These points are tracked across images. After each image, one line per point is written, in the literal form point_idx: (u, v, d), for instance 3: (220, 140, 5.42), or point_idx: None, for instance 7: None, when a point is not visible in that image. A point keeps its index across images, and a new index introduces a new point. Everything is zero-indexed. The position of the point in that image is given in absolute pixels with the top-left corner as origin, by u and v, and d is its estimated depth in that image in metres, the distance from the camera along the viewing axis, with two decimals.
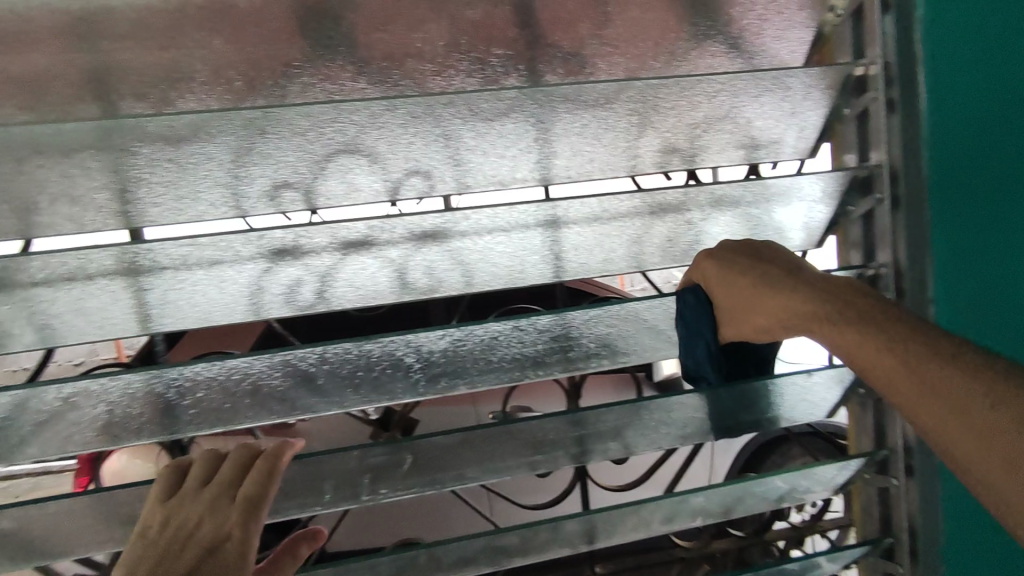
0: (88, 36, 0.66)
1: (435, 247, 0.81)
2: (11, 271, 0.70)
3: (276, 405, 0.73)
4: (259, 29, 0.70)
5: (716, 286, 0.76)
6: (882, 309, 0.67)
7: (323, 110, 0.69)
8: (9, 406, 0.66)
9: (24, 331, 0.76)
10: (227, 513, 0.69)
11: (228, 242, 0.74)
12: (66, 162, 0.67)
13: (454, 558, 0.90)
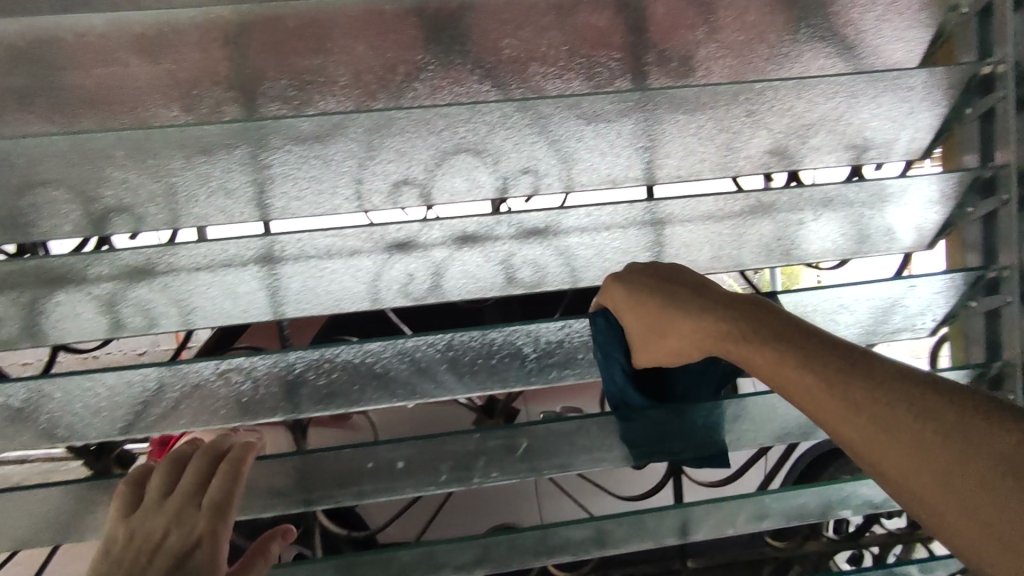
0: (241, 44, 0.72)
1: (542, 243, 0.84)
2: (167, 257, 0.78)
3: (402, 389, 0.77)
4: (396, 36, 0.75)
5: (629, 312, 0.75)
6: (791, 327, 0.66)
7: (461, 111, 0.75)
8: (164, 376, 0.72)
9: (169, 312, 0.83)
10: (193, 521, 0.74)
11: (358, 235, 0.81)
12: (222, 159, 0.75)
13: (550, 545, 0.92)
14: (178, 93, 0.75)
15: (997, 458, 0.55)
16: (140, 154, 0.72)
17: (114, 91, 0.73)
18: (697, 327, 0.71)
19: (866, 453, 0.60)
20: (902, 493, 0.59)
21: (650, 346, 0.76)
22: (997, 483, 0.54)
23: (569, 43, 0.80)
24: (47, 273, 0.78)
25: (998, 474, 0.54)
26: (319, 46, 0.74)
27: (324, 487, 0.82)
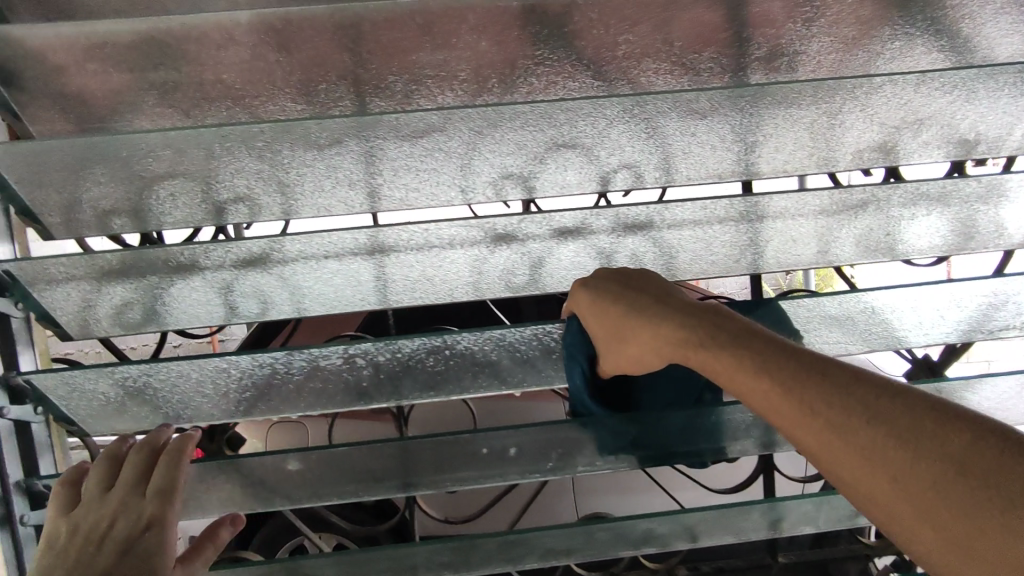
0: (352, 42, 0.72)
1: (642, 237, 0.85)
2: (273, 247, 0.79)
3: (516, 375, 0.81)
4: (497, 31, 0.75)
5: (593, 319, 0.76)
6: (748, 337, 0.68)
7: (566, 107, 0.73)
8: (283, 363, 0.73)
9: (282, 300, 0.87)
10: (139, 507, 0.73)
11: (459, 228, 0.81)
12: (332, 156, 0.76)
13: (638, 536, 0.94)
14: (305, 88, 0.76)
15: (948, 460, 0.57)
16: (269, 145, 0.72)
17: (251, 83, 0.74)
18: (656, 334, 0.72)
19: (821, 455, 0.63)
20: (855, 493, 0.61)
21: (615, 353, 0.75)
22: (949, 480, 0.57)
23: (676, 49, 0.82)
24: (171, 263, 0.79)
25: (947, 470, 0.57)
26: (446, 41, 0.75)
27: (427, 471, 0.85)
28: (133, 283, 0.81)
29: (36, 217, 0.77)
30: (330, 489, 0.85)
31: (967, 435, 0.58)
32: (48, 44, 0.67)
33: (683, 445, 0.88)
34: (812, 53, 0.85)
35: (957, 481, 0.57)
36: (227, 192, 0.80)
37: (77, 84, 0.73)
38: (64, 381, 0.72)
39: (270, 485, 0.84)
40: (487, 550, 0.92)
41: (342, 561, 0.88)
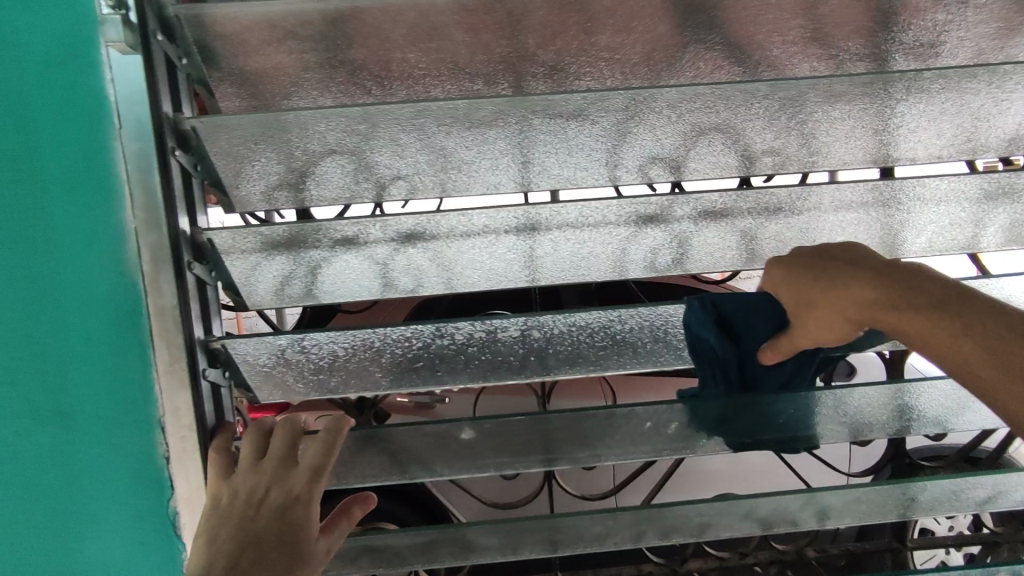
0: (513, 27, 0.73)
1: (780, 222, 0.83)
2: (433, 224, 0.78)
3: (671, 352, 0.84)
4: (647, 23, 0.74)
5: (786, 287, 0.72)
6: (970, 307, 0.63)
7: (720, 92, 0.72)
8: (463, 333, 0.76)
9: (434, 278, 0.88)
10: (293, 479, 0.67)
11: (611, 208, 0.78)
12: (478, 137, 0.75)
13: (770, 515, 0.93)
14: (488, 68, 0.78)
15: None
16: (458, 124, 0.72)
17: (437, 63, 0.76)
18: (855, 307, 0.67)
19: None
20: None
21: (802, 323, 0.72)
22: None
23: (864, 25, 0.78)
24: (332, 237, 0.79)
25: None
26: (632, 23, 0.74)
27: (569, 448, 0.87)
28: (298, 255, 0.81)
29: (223, 188, 0.79)
30: (485, 462, 0.86)
31: None
32: (252, 19, 0.68)
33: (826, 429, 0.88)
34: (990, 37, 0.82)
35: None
36: (396, 171, 0.81)
37: (268, 61, 0.74)
38: (254, 349, 0.74)
39: (425, 460, 0.85)
40: (635, 526, 0.92)
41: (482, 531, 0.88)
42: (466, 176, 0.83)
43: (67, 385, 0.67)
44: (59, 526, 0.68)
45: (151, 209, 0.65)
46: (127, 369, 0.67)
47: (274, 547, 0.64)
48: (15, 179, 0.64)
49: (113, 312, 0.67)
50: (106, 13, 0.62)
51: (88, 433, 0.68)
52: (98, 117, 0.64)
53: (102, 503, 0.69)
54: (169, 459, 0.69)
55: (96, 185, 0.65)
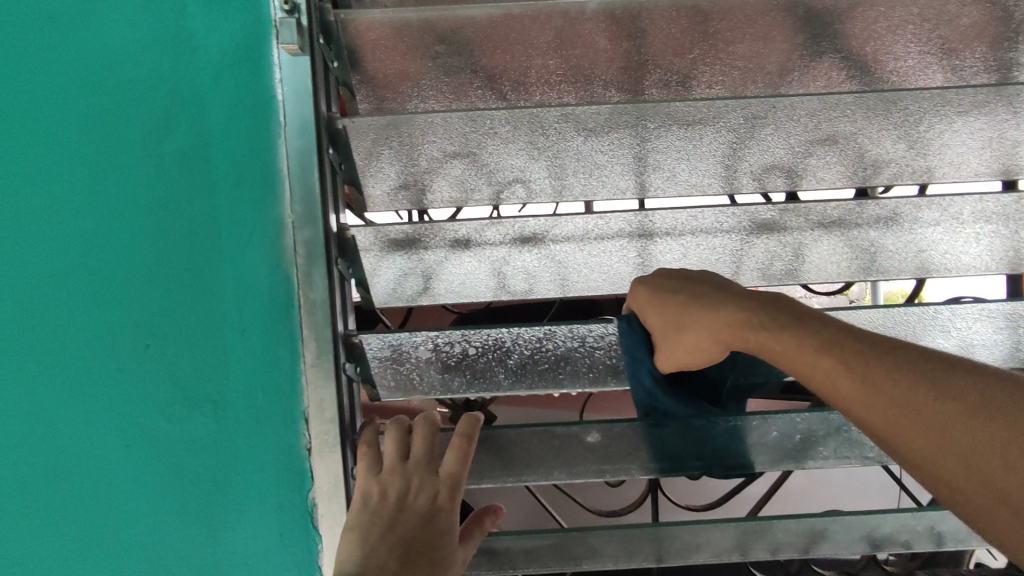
0: (634, 33, 0.75)
1: (902, 232, 0.79)
2: (550, 227, 0.78)
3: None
4: (768, 30, 0.75)
5: (652, 309, 0.69)
6: (813, 318, 0.63)
7: (846, 100, 0.72)
8: (595, 335, 0.77)
9: (550, 282, 0.83)
10: (434, 485, 0.69)
11: (723, 215, 0.77)
12: (600, 140, 0.76)
13: (885, 532, 0.89)
14: (620, 75, 0.79)
15: (955, 438, 0.54)
16: (600, 128, 0.74)
17: (573, 70, 0.78)
18: (719, 324, 0.65)
19: (915, 454, 0.56)
20: (943, 493, 0.55)
21: (672, 344, 0.69)
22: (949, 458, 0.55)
23: (1007, 33, 0.77)
24: (455, 237, 0.79)
25: (968, 448, 0.54)
26: (770, 32, 0.76)
27: (675, 453, 0.80)
28: (416, 255, 0.81)
29: (360, 187, 0.79)
30: (585, 467, 0.80)
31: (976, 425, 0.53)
32: (412, 23, 0.72)
33: None
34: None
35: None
36: (516, 171, 0.80)
37: (413, 65, 0.76)
38: (390, 342, 0.75)
39: (532, 461, 0.80)
40: (745, 539, 0.88)
41: (580, 537, 0.85)
42: (596, 180, 0.82)
43: (222, 372, 0.70)
44: (207, 511, 0.71)
45: (309, 205, 0.68)
46: (277, 359, 0.70)
47: (419, 550, 0.66)
48: (187, 176, 0.69)
49: (270, 305, 0.70)
50: (281, 17, 0.66)
51: (239, 422, 0.70)
52: (266, 115, 0.69)
53: (248, 492, 0.71)
54: (310, 450, 0.71)
55: (260, 180, 0.69)
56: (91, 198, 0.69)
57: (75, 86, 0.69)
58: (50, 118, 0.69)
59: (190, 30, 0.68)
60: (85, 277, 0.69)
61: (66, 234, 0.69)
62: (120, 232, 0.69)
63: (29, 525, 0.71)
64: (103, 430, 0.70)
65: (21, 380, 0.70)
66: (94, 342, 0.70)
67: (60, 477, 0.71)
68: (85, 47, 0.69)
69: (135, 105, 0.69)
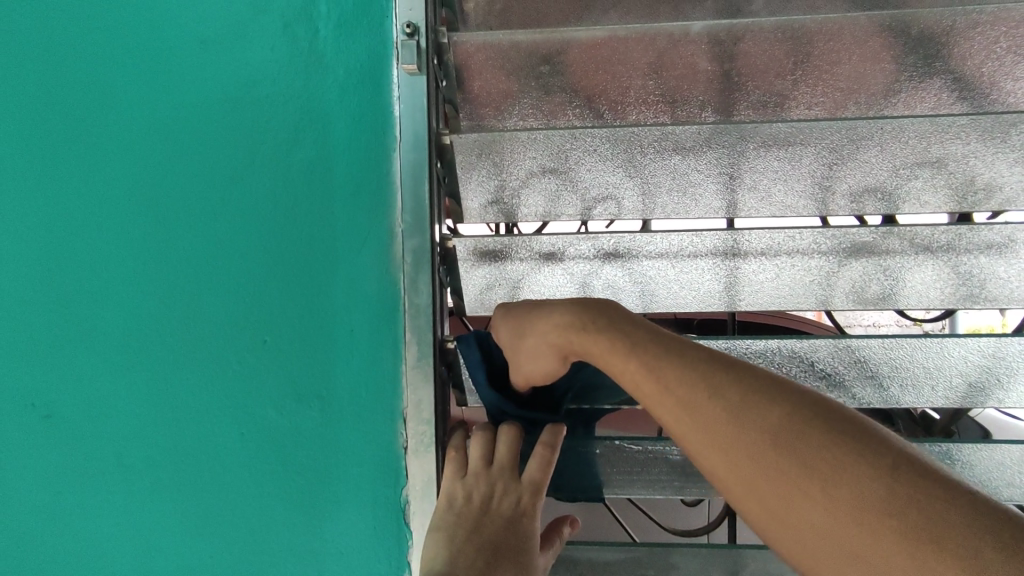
0: (729, 56, 0.77)
1: (1012, 259, 0.76)
2: (641, 244, 0.79)
3: (911, 388, 0.79)
4: (867, 53, 0.76)
5: (504, 321, 0.69)
6: (640, 326, 0.60)
7: (956, 122, 0.71)
8: None
9: (633, 296, 0.83)
10: (517, 491, 0.69)
11: (817, 237, 0.76)
12: (697, 159, 0.77)
13: None
14: (718, 95, 0.81)
15: (761, 457, 0.49)
16: (697, 147, 0.75)
17: (669, 91, 0.81)
18: (550, 327, 0.64)
19: (712, 468, 0.52)
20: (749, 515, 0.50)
21: (518, 353, 0.68)
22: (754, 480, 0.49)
23: None
24: (543, 250, 0.81)
25: (777, 472, 0.48)
26: (877, 52, 0.76)
27: None
28: (506, 265, 0.82)
29: (459, 199, 0.83)
30: (658, 483, 0.80)
31: (783, 444, 0.49)
32: (518, 46, 0.76)
33: None
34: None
35: (893, 512, 0.43)
36: (610, 187, 0.81)
37: (516, 83, 0.79)
38: None
39: (621, 476, 0.80)
40: None
41: (657, 555, 0.83)
42: (689, 200, 0.83)
43: (329, 371, 0.75)
44: (309, 501, 0.76)
45: (418, 216, 0.75)
46: (380, 361, 0.76)
47: (507, 551, 0.66)
48: (310, 184, 0.76)
49: (377, 308, 0.76)
50: (403, 39, 0.74)
51: (343, 416, 0.75)
52: (382, 134, 0.76)
53: (347, 483, 0.75)
54: (406, 449, 0.75)
55: (373, 190, 0.76)
56: (222, 204, 0.77)
57: (217, 103, 0.78)
58: (193, 129, 0.78)
59: (322, 53, 0.77)
60: (213, 273, 0.77)
61: (205, 230, 0.77)
62: (246, 235, 0.76)
63: (148, 501, 0.78)
64: (217, 415, 0.76)
65: (151, 366, 0.77)
66: (217, 336, 0.76)
67: (179, 459, 0.77)
68: (227, 68, 0.77)
69: (270, 118, 0.77)
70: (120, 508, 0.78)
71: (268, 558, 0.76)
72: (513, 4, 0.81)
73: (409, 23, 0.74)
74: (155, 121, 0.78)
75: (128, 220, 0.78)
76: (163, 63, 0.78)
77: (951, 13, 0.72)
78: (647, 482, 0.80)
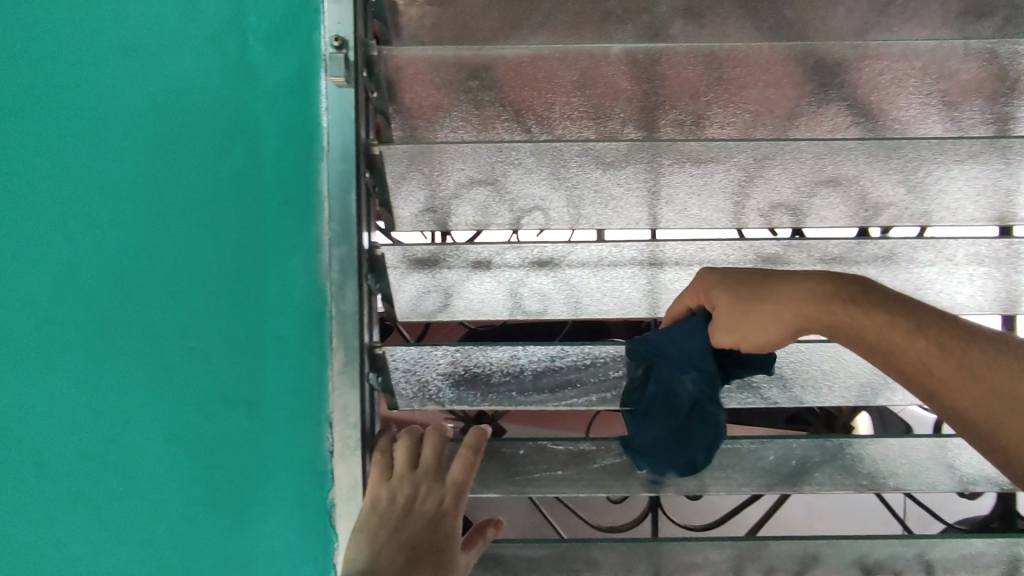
0: (650, 75, 0.81)
1: (896, 270, 0.83)
2: (565, 254, 0.82)
3: (811, 388, 0.86)
4: (774, 78, 0.82)
5: (728, 291, 0.69)
6: (898, 300, 0.63)
7: (845, 145, 0.77)
8: (613, 355, 0.82)
9: (562, 305, 0.89)
10: (439, 493, 0.71)
11: (727, 249, 0.82)
12: (617, 173, 0.81)
13: (882, 562, 0.88)
14: (638, 113, 0.86)
15: None
16: (616, 162, 0.79)
17: (594, 107, 0.85)
18: (807, 298, 0.65)
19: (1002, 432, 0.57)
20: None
21: (751, 322, 0.67)
22: None
23: (1003, 88, 0.82)
24: (472, 258, 0.83)
25: None
26: (781, 79, 0.82)
27: (674, 474, 0.85)
28: (439, 273, 0.84)
29: (390, 207, 0.84)
30: (578, 482, 0.84)
31: None
32: (445, 60, 0.78)
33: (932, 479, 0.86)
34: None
35: None
36: (536, 199, 0.85)
37: (447, 96, 0.82)
38: (414, 357, 0.80)
39: (545, 476, 0.83)
40: (743, 562, 0.89)
41: (577, 551, 0.86)
42: (611, 212, 0.87)
43: (258, 376, 0.79)
44: (232, 507, 0.78)
45: (345, 225, 0.77)
46: (307, 366, 0.79)
47: (426, 551, 0.68)
48: (236, 193, 0.79)
49: (304, 314, 0.79)
50: (331, 52, 0.76)
51: (268, 419, 0.79)
52: (308, 150, 0.80)
53: (274, 485, 0.79)
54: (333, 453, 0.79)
55: (301, 200, 0.80)
56: (143, 213, 0.77)
57: (142, 109, 0.77)
58: (120, 134, 0.77)
59: (251, 62, 0.80)
60: (132, 283, 0.77)
61: (122, 240, 0.77)
62: (171, 243, 0.77)
63: (44, 516, 0.76)
64: (135, 425, 0.76)
65: (51, 371, 0.75)
66: (136, 345, 0.76)
67: (91, 466, 0.76)
68: (151, 74, 0.78)
69: (194, 130, 0.78)
70: (30, 526, 0.75)
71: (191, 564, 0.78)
72: (445, 22, 0.84)
73: (338, 37, 0.76)
74: (70, 127, 0.76)
75: (34, 229, 0.75)
76: (61, 64, 0.76)
77: (845, 45, 0.78)
78: (570, 481, 0.84)
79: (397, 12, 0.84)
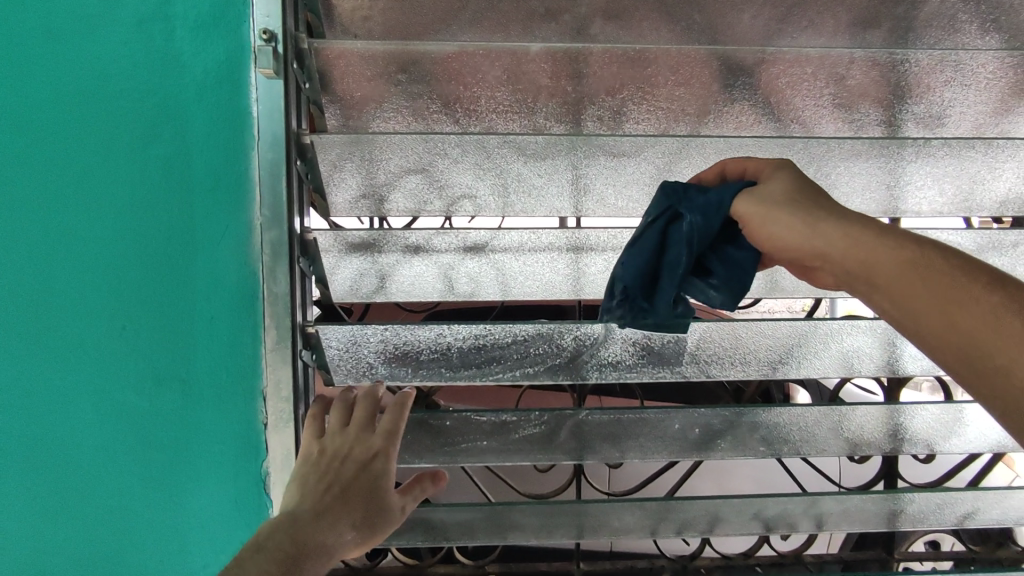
0: (572, 73, 0.86)
1: None
2: (490, 240, 0.88)
3: (716, 362, 0.94)
4: (685, 78, 0.88)
5: (780, 194, 0.66)
6: (966, 264, 0.56)
7: (742, 143, 0.86)
8: (534, 333, 0.87)
9: (491, 291, 0.93)
10: (368, 441, 0.76)
11: None
12: (538, 165, 0.87)
13: (774, 518, 0.98)
14: (563, 106, 0.91)
15: None
16: (536, 154, 0.85)
17: (519, 101, 0.90)
18: (858, 225, 0.61)
19: None
20: None
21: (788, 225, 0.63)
22: None
23: (886, 93, 0.91)
24: (405, 244, 0.88)
25: None
26: (692, 79, 0.88)
27: (596, 445, 0.93)
28: (372, 257, 0.89)
29: (323, 193, 0.88)
30: (506, 452, 0.92)
31: None
32: (373, 54, 0.82)
33: (817, 444, 0.97)
34: (994, 111, 0.94)
35: None
36: (465, 188, 0.90)
37: (378, 88, 0.86)
38: (346, 336, 0.83)
39: (472, 446, 0.91)
40: (652, 522, 0.98)
41: (501, 512, 0.94)
42: (535, 200, 0.93)
43: (191, 353, 0.83)
44: (168, 474, 0.83)
45: (276, 211, 0.82)
46: (240, 343, 0.84)
47: (354, 495, 0.72)
48: (169, 178, 0.82)
49: (237, 294, 0.84)
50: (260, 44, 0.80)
51: (203, 392, 0.84)
52: (239, 135, 0.83)
53: (211, 454, 0.84)
54: (266, 425, 0.84)
55: (234, 185, 0.83)
56: (80, 196, 0.81)
57: (76, 97, 0.80)
58: (55, 120, 0.80)
59: (181, 49, 0.82)
60: (71, 262, 0.81)
61: (61, 221, 0.81)
62: (104, 227, 0.81)
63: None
64: (79, 395, 0.82)
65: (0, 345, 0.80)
66: (77, 321, 0.81)
67: (37, 433, 0.82)
68: (79, 61, 0.80)
69: (128, 116, 0.81)
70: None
71: (135, 524, 0.84)
72: (379, 17, 0.88)
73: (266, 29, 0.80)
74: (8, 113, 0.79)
75: None
76: None
77: (747, 51, 0.84)
78: (496, 450, 0.91)
79: (330, 5, 0.87)
